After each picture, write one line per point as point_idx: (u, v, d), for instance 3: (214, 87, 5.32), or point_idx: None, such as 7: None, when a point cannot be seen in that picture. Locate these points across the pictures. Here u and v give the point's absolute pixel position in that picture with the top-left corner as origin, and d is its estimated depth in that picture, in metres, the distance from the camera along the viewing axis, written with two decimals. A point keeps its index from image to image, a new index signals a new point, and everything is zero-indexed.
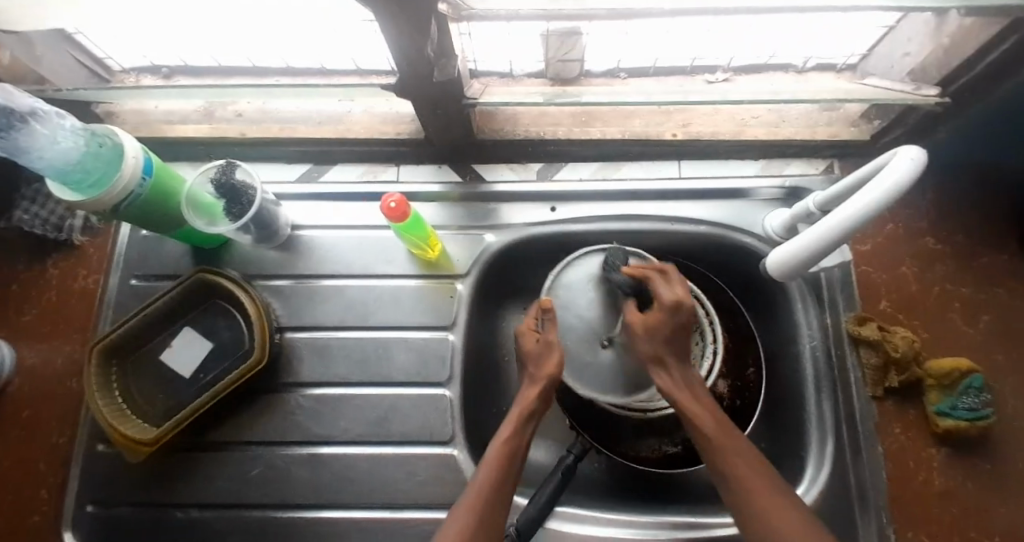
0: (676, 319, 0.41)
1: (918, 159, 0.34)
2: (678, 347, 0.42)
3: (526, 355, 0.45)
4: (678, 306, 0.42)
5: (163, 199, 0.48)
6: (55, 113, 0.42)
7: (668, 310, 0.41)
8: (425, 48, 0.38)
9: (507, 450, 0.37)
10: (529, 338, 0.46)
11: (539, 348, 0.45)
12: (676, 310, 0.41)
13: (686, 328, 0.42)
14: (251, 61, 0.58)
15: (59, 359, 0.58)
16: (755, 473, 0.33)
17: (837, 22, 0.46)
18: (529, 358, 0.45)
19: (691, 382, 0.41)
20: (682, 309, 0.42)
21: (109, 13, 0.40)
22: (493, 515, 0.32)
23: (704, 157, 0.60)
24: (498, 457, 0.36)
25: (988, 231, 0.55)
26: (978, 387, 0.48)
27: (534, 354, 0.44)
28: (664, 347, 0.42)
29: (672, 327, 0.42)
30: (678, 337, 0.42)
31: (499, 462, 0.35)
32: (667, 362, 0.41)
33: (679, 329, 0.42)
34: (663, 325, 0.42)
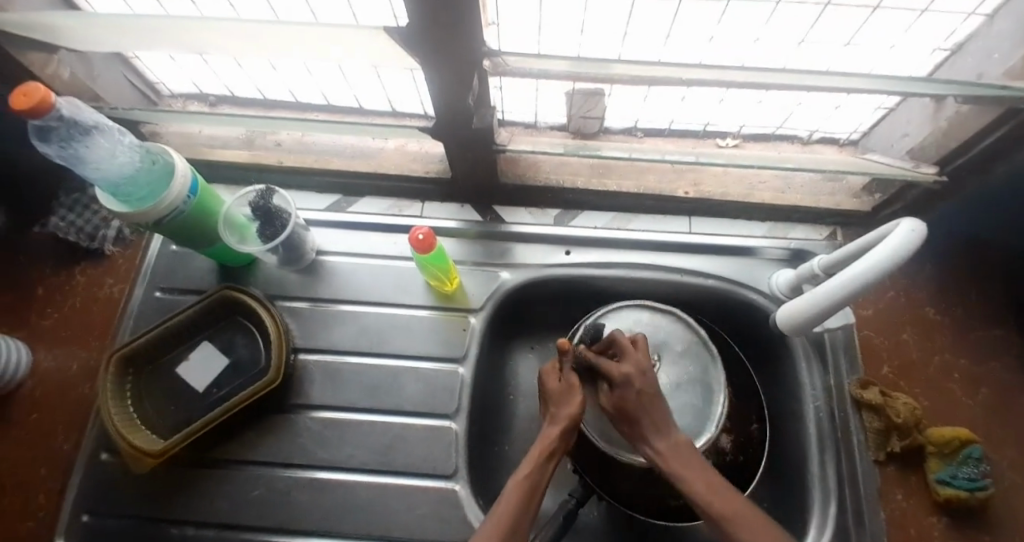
0: (630, 392, 0.41)
1: (919, 230, 0.36)
2: (657, 419, 0.41)
3: (549, 394, 0.46)
4: (628, 380, 0.42)
5: (202, 217, 0.51)
6: (116, 129, 0.46)
7: (621, 386, 0.42)
8: (467, 97, 0.42)
9: (525, 488, 0.37)
10: (551, 377, 0.47)
11: (562, 387, 0.46)
12: (628, 385, 0.41)
13: (652, 396, 0.41)
14: (295, 97, 0.63)
15: (75, 365, 0.59)
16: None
17: (841, 101, 0.50)
18: (551, 397, 0.46)
19: (683, 449, 0.39)
20: (637, 380, 0.42)
21: (184, 46, 0.45)
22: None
23: (712, 215, 0.63)
24: (520, 495, 0.36)
25: (986, 304, 0.57)
26: (977, 457, 0.49)
27: (557, 395, 0.46)
28: (637, 423, 0.41)
29: (630, 402, 0.41)
30: (645, 409, 0.41)
31: (520, 501, 0.35)
32: (650, 436, 0.40)
33: (640, 400, 0.41)
34: (626, 399, 0.42)
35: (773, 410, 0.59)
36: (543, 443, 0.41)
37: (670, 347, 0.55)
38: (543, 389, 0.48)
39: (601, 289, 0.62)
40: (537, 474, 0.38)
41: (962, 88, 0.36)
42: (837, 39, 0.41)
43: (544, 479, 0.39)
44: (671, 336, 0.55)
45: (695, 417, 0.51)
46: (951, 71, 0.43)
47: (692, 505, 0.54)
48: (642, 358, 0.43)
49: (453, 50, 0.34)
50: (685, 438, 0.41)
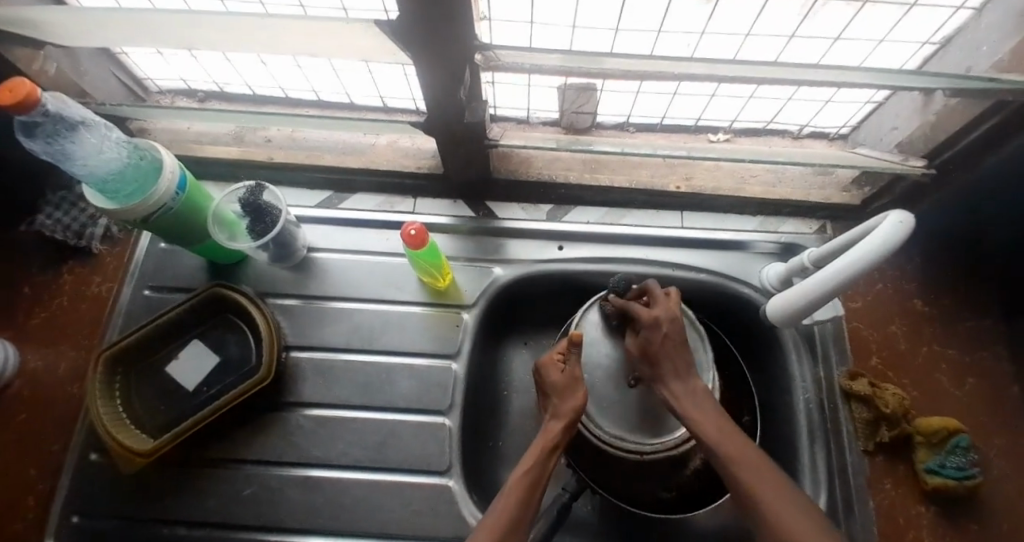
0: (656, 335, 0.45)
1: (907, 223, 0.36)
2: (676, 363, 0.44)
3: (551, 387, 0.46)
4: (657, 324, 0.45)
5: (190, 215, 0.50)
6: (104, 125, 0.45)
7: (650, 328, 0.45)
8: (458, 92, 0.41)
9: (530, 479, 0.37)
10: (553, 369, 0.47)
11: (565, 379, 0.46)
12: (655, 328, 0.45)
13: (676, 342, 0.44)
14: (285, 92, 0.62)
15: (63, 364, 0.58)
16: (766, 482, 0.33)
17: (831, 95, 0.50)
18: (553, 390, 0.46)
19: (696, 395, 0.42)
20: (665, 326, 0.45)
21: (170, 40, 0.44)
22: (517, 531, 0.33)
23: (704, 209, 0.64)
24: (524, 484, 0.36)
25: (973, 296, 0.58)
26: (965, 447, 0.50)
27: (559, 386, 0.46)
28: (658, 365, 0.44)
29: (654, 345, 0.44)
30: (669, 352, 0.44)
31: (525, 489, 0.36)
32: (669, 378, 0.43)
33: (665, 344, 0.44)
34: (650, 342, 0.45)
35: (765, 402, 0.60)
36: (545, 436, 0.42)
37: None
38: (544, 381, 0.47)
39: (594, 283, 0.62)
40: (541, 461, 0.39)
41: (951, 82, 0.37)
42: (827, 33, 0.41)
43: (548, 470, 0.39)
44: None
45: None
46: (939, 65, 0.44)
47: (685, 497, 0.55)
48: (672, 305, 0.47)
49: (444, 43, 0.34)
50: (703, 385, 0.43)
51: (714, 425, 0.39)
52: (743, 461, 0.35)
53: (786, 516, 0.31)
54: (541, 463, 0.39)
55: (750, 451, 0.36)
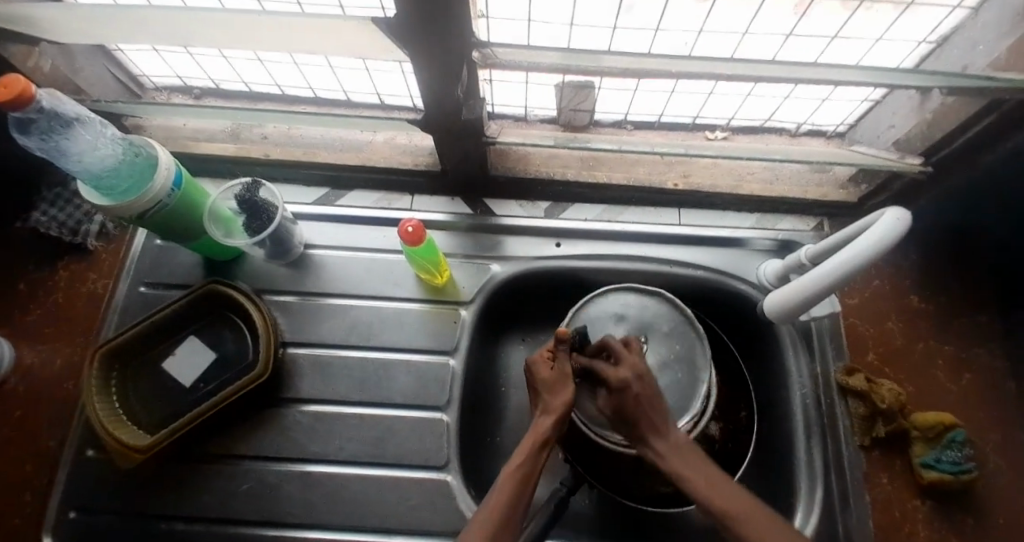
0: (628, 397, 0.40)
1: (903, 219, 0.36)
2: (654, 421, 0.39)
3: (542, 382, 0.45)
4: (627, 385, 0.40)
5: (187, 211, 0.50)
6: (98, 122, 0.45)
7: (619, 390, 0.40)
8: (456, 89, 0.41)
9: (520, 476, 0.37)
10: (543, 365, 0.46)
11: (556, 376, 0.45)
12: (625, 390, 0.40)
13: (650, 399, 0.40)
14: (282, 89, 0.62)
15: (59, 361, 0.58)
16: (772, 534, 0.30)
17: (827, 93, 0.50)
18: (545, 385, 0.45)
19: (681, 451, 0.38)
20: (635, 384, 0.40)
21: (165, 36, 0.44)
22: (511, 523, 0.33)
23: (701, 206, 0.64)
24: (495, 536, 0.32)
25: (969, 293, 0.58)
26: (961, 441, 0.50)
27: (549, 383, 0.44)
28: (635, 427, 0.40)
29: (628, 404, 0.40)
30: (644, 411, 0.39)
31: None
32: (649, 438, 0.39)
33: (638, 403, 0.39)
34: (623, 403, 0.40)
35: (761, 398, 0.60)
36: (536, 431, 0.41)
37: (656, 328, 0.54)
38: (534, 377, 0.46)
39: (591, 280, 0.62)
40: (533, 456, 0.38)
41: (949, 80, 0.37)
42: (824, 31, 0.41)
43: (538, 468, 0.38)
44: (658, 318, 0.54)
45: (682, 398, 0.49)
46: (936, 63, 0.44)
47: (683, 491, 0.56)
48: (637, 362, 0.42)
49: (442, 40, 0.34)
50: (683, 436, 0.40)
51: (706, 481, 0.35)
52: (740, 512, 0.32)
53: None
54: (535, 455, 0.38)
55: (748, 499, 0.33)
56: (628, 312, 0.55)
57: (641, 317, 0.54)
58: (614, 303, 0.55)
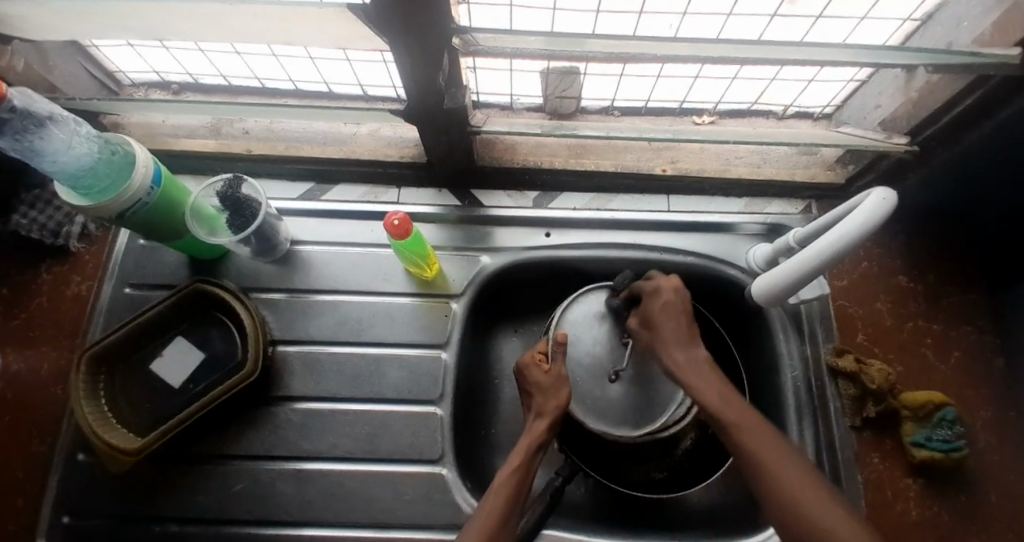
0: (657, 303, 0.48)
1: (889, 200, 0.36)
2: (680, 328, 0.45)
3: (537, 387, 0.47)
4: (658, 293, 0.48)
5: (167, 209, 0.49)
6: (73, 120, 0.43)
7: (653, 299, 0.48)
8: (437, 78, 0.40)
9: (518, 475, 0.38)
10: (536, 370, 0.48)
11: (549, 379, 0.47)
12: (657, 295, 0.48)
13: (677, 308, 0.47)
14: (261, 82, 0.60)
15: (46, 366, 0.57)
16: (760, 439, 0.34)
17: (815, 73, 0.50)
18: (539, 389, 0.47)
19: (694, 358, 0.43)
20: (667, 296, 0.47)
21: (136, 29, 0.42)
22: (509, 522, 0.35)
23: (690, 192, 0.63)
24: (506, 488, 0.37)
25: (957, 271, 0.59)
26: (951, 419, 0.50)
27: (546, 386, 0.46)
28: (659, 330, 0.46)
29: (655, 310, 0.47)
30: (668, 317, 0.46)
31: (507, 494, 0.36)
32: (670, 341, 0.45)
33: (664, 309, 0.47)
34: (653, 310, 0.48)
35: (753, 382, 0.60)
36: (531, 436, 0.43)
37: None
38: (528, 382, 0.48)
39: (582, 270, 0.62)
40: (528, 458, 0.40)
41: (934, 58, 0.36)
42: (809, 11, 0.40)
43: (533, 466, 0.40)
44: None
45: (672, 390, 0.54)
46: (921, 41, 0.44)
47: (676, 476, 0.56)
48: (674, 282, 0.49)
49: (420, 28, 0.33)
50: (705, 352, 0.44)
51: (714, 395, 0.38)
52: (737, 418, 0.36)
53: (790, 479, 0.31)
54: (529, 456, 0.40)
55: (750, 414, 0.36)
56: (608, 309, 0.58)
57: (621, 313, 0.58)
58: (596, 302, 0.59)
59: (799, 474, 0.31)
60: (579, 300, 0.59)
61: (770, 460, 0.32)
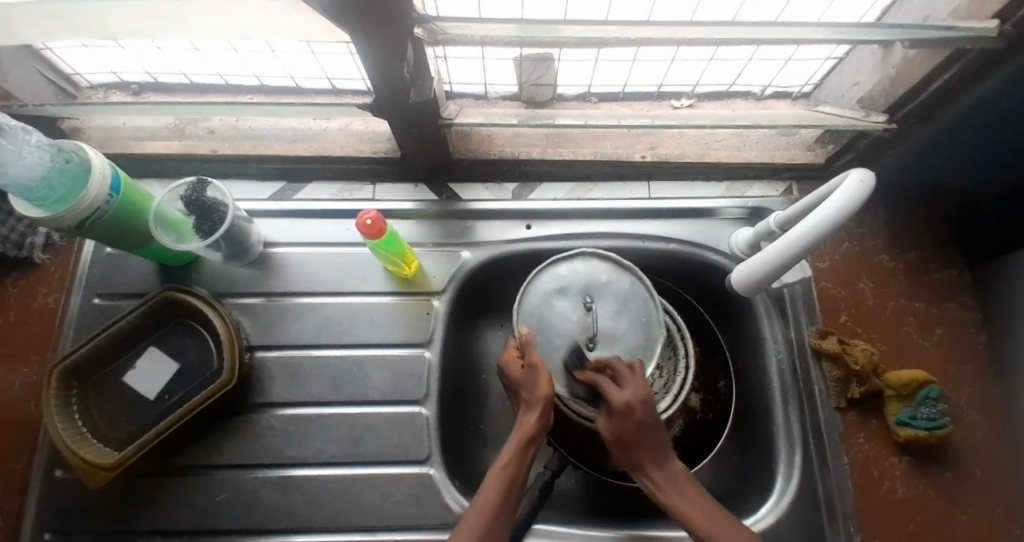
0: (632, 426, 0.41)
1: (867, 181, 0.35)
2: (650, 446, 0.42)
3: (518, 383, 0.45)
4: (629, 413, 0.41)
5: (127, 216, 0.47)
6: (20, 128, 0.41)
7: (623, 416, 0.42)
8: (402, 70, 0.38)
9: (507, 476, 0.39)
10: (514, 368, 0.46)
11: (525, 374, 0.45)
12: (630, 418, 0.41)
13: (649, 429, 0.42)
14: (225, 79, 0.58)
15: (16, 381, 0.55)
16: None
17: (792, 52, 0.49)
18: (520, 386, 0.45)
19: (673, 476, 0.42)
20: (638, 412, 0.41)
21: (79, 28, 0.40)
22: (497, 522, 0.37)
23: (671, 178, 0.63)
24: (493, 491, 0.38)
25: (938, 247, 0.59)
26: (935, 397, 0.51)
27: (525, 382, 0.44)
28: (633, 449, 0.43)
29: (629, 433, 0.42)
30: (645, 437, 0.42)
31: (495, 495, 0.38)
32: (644, 462, 0.43)
33: (640, 432, 0.42)
34: (627, 428, 0.42)
35: (739, 366, 0.61)
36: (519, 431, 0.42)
37: (598, 282, 0.49)
38: (509, 379, 0.47)
39: None
40: (518, 456, 0.40)
41: (909, 33, 0.35)
42: None
43: (522, 467, 0.40)
44: (595, 273, 0.50)
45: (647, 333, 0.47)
46: (897, 16, 0.43)
47: None
48: (643, 389, 0.42)
49: (376, 21, 0.31)
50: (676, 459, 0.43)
51: (698, 512, 0.39)
52: None
53: None
54: (518, 454, 0.41)
55: (731, 525, 0.38)
56: (564, 282, 0.50)
57: (580, 280, 0.49)
58: (547, 281, 0.50)
59: None
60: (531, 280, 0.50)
61: None
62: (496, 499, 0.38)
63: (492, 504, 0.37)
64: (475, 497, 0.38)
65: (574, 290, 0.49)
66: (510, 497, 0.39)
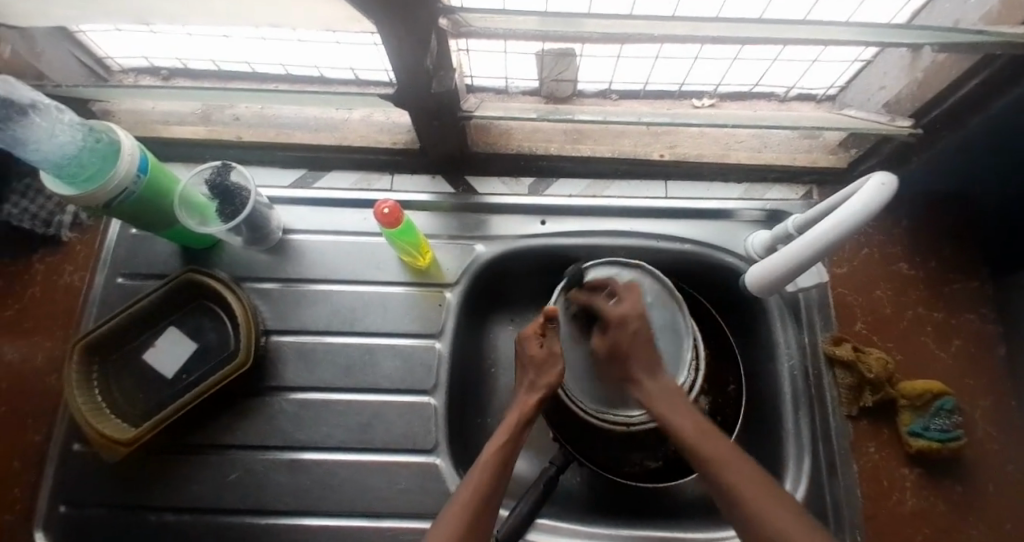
0: (625, 333, 0.48)
1: (889, 184, 0.35)
2: (647, 358, 0.47)
3: (532, 361, 0.46)
4: (624, 322, 0.48)
5: (153, 198, 0.48)
6: (55, 107, 0.43)
7: (620, 327, 0.48)
8: (425, 60, 0.38)
9: (503, 454, 0.39)
10: (533, 343, 0.46)
11: (545, 354, 0.46)
12: (624, 326, 0.48)
13: (644, 340, 0.47)
14: (251, 66, 0.59)
15: (40, 355, 0.57)
16: (747, 483, 0.35)
17: (818, 53, 0.48)
18: (533, 363, 0.46)
19: (667, 387, 0.45)
20: (631, 322, 0.48)
21: (111, 11, 0.41)
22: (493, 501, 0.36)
23: (689, 178, 0.62)
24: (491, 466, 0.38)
25: (961, 258, 0.57)
26: (948, 410, 0.50)
27: (540, 360, 0.46)
28: (627, 360, 0.47)
29: (624, 340, 0.47)
30: (636, 350, 0.47)
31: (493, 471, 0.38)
32: (635, 369, 0.47)
33: (633, 340, 0.47)
34: (620, 339, 0.48)
35: (750, 371, 0.60)
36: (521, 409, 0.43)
37: None
38: (523, 355, 0.47)
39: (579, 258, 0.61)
40: (515, 436, 0.41)
41: (940, 36, 0.35)
42: None
43: (517, 446, 0.41)
44: None
45: None
46: (928, 18, 0.42)
47: (672, 465, 0.57)
48: (637, 305, 0.49)
49: (401, 9, 0.31)
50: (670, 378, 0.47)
51: (691, 429, 0.41)
52: (717, 456, 0.37)
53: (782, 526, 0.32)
54: (518, 434, 0.41)
55: (717, 435, 0.40)
56: (606, 276, 0.52)
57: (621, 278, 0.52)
58: (591, 271, 0.53)
59: (792, 520, 0.32)
60: (576, 266, 0.53)
61: (774, 527, 0.32)
62: (493, 476, 0.37)
63: (490, 481, 0.37)
64: (469, 472, 0.38)
65: (611, 286, 0.52)
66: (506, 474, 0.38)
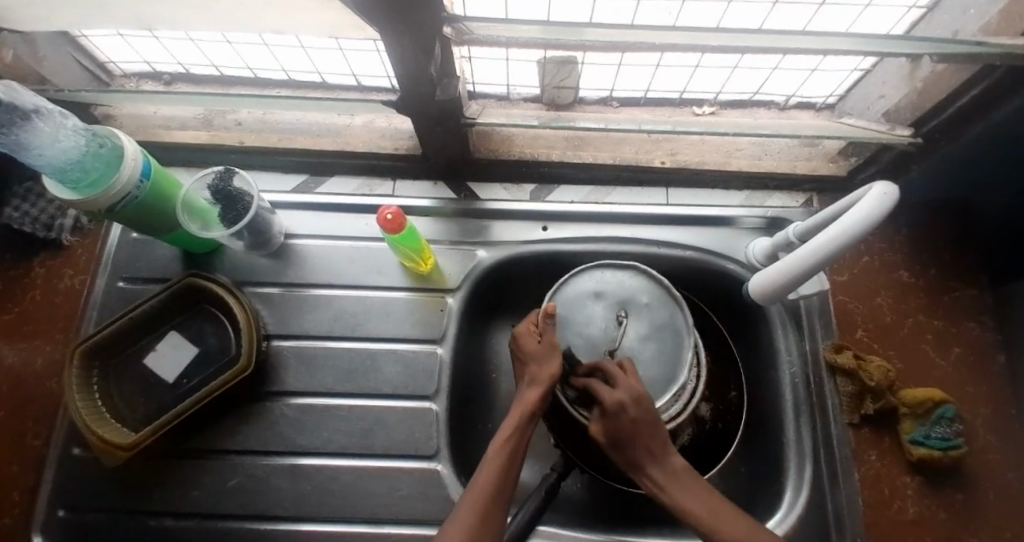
0: (625, 425, 0.39)
1: (891, 195, 0.35)
2: (653, 446, 0.38)
3: (529, 355, 0.45)
4: (622, 412, 0.39)
5: (157, 203, 0.48)
6: (58, 113, 0.42)
7: (616, 418, 0.39)
8: (429, 68, 0.39)
9: (508, 451, 0.37)
10: (530, 339, 0.46)
11: (542, 348, 0.45)
12: (622, 416, 0.39)
13: (646, 426, 0.39)
14: (254, 72, 0.59)
15: (40, 359, 0.57)
16: None
17: (818, 62, 0.49)
18: (530, 358, 0.45)
19: (676, 473, 0.38)
20: (631, 409, 0.39)
21: (116, 17, 0.41)
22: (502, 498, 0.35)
23: (689, 185, 0.62)
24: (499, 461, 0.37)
25: (960, 266, 0.58)
26: (950, 417, 0.50)
27: (536, 355, 0.44)
28: (631, 451, 0.39)
29: (624, 430, 0.39)
30: (641, 441, 0.38)
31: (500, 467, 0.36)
32: (646, 461, 0.38)
33: (635, 430, 0.39)
34: (620, 428, 0.39)
35: (751, 378, 0.60)
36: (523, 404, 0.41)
37: (639, 300, 0.50)
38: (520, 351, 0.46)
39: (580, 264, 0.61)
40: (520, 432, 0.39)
41: (939, 47, 0.35)
42: None
43: (524, 439, 0.39)
44: (639, 290, 0.51)
45: (667, 365, 0.47)
46: (927, 29, 0.43)
47: None
48: (631, 383, 0.41)
49: (406, 18, 0.31)
50: (679, 458, 0.39)
51: (702, 508, 0.36)
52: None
53: None
54: (523, 428, 0.39)
55: (736, 518, 0.35)
56: (605, 288, 0.51)
57: (621, 292, 0.51)
58: (589, 283, 0.51)
59: None
60: (575, 277, 0.52)
61: None
62: (499, 473, 0.36)
63: (497, 478, 0.35)
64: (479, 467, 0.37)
65: (611, 299, 0.50)
66: (512, 470, 0.37)
